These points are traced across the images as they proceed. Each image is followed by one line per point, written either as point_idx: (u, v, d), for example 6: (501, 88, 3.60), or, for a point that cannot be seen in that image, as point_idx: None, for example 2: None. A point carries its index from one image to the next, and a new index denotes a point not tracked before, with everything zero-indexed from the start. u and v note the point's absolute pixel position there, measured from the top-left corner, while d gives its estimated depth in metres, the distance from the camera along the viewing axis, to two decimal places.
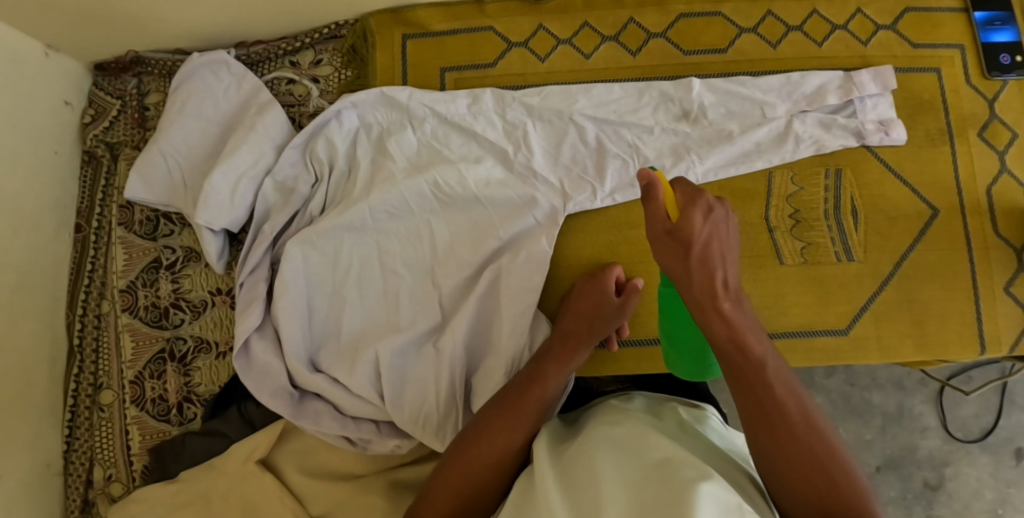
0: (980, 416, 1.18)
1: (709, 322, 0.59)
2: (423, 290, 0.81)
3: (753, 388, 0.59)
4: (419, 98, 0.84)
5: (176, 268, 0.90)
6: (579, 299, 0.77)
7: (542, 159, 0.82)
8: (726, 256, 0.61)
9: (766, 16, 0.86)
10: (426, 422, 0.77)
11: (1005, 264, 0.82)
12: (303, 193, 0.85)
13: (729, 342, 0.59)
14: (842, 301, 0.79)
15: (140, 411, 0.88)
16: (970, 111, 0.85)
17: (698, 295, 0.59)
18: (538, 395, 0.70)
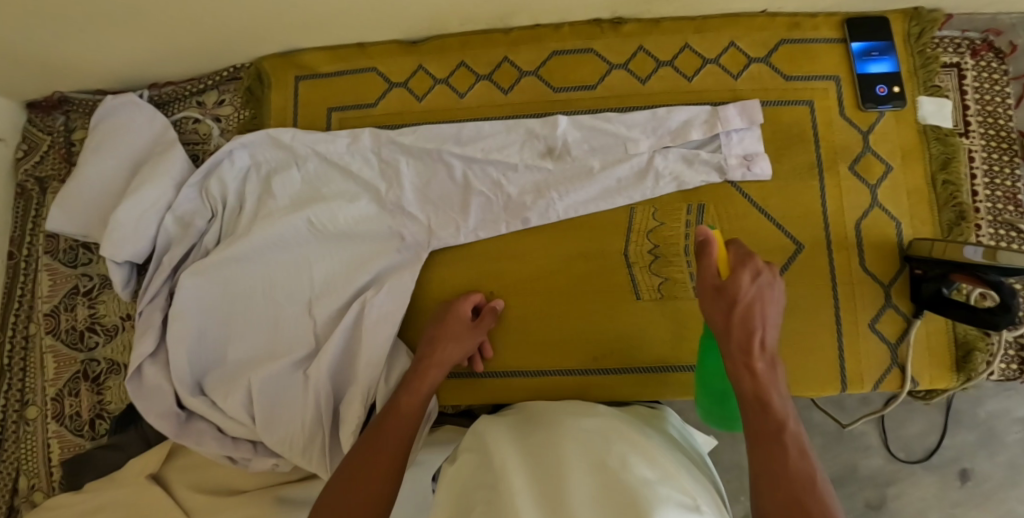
0: (924, 435, 1.01)
1: (738, 375, 0.63)
2: (301, 320, 0.87)
3: (763, 439, 0.59)
4: (301, 139, 0.89)
5: (93, 295, 0.98)
6: (438, 329, 0.80)
7: (414, 198, 0.86)
8: (767, 318, 0.64)
9: (638, 51, 0.88)
10: (293, 444, 0.83)
11: (870, 299, 0.82)
12: (199, 227, 0.92)
13: (752, 400, 0.61)
14: (696, 337, 0.81)
15: (60, 426, 0.96)
16: (842, 144, 0.85)
17: (734, 351, 0.63)
18: (405, 418, 0.71)
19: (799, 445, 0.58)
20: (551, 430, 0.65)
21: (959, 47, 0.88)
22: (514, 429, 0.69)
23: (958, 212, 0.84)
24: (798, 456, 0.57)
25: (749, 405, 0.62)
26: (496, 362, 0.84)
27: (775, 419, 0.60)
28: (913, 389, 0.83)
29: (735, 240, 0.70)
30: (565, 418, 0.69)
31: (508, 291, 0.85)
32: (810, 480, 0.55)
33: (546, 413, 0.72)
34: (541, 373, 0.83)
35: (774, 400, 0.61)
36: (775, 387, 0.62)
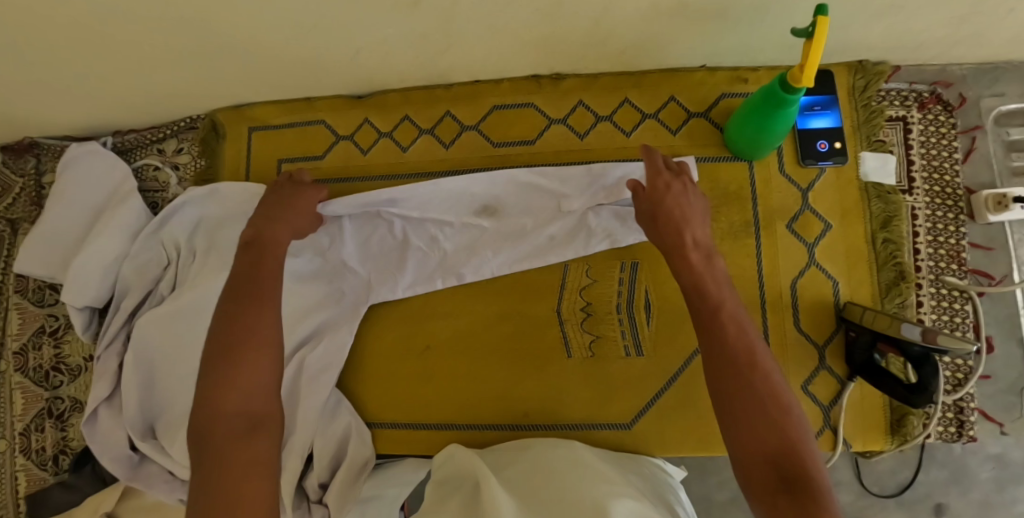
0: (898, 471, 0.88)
1: (677, 266, 0.68)
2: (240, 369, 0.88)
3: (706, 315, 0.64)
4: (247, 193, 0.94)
5: (59, 335, 1.02)
6: (279, 200, 0.80)
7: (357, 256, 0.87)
8: (690, 218, 0.70)
9: (577, 106, 0.88)
10: None
11: (803, 361, 0.82)
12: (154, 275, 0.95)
13: (690, 273, 0.67)
14: (625, 396, 0.82)
15: (27, 460, 1.00)
16: (780, 203, 0.85)
17: (669, 243, 0.70)
18: (273, 286, 0.75)
19: (741, 320, 0.64)
20: (530, 461, 0.73)
21: (906, 100, 0.87)
22: (497, 460, 0.77)
23: (898, 272, 0.83)
24: (751, 337, 0.63)
25: (677, 264, 0.68)
26: (430, 414, 0.86)
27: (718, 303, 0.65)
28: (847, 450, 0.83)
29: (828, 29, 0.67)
30: (542, 448, 0.76)
31: (440, 347, 0.86)
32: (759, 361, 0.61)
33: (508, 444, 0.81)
34: (472, 428, 0.84)
35: (721, 286, 0.66)
36: (707, 261, 0.68)
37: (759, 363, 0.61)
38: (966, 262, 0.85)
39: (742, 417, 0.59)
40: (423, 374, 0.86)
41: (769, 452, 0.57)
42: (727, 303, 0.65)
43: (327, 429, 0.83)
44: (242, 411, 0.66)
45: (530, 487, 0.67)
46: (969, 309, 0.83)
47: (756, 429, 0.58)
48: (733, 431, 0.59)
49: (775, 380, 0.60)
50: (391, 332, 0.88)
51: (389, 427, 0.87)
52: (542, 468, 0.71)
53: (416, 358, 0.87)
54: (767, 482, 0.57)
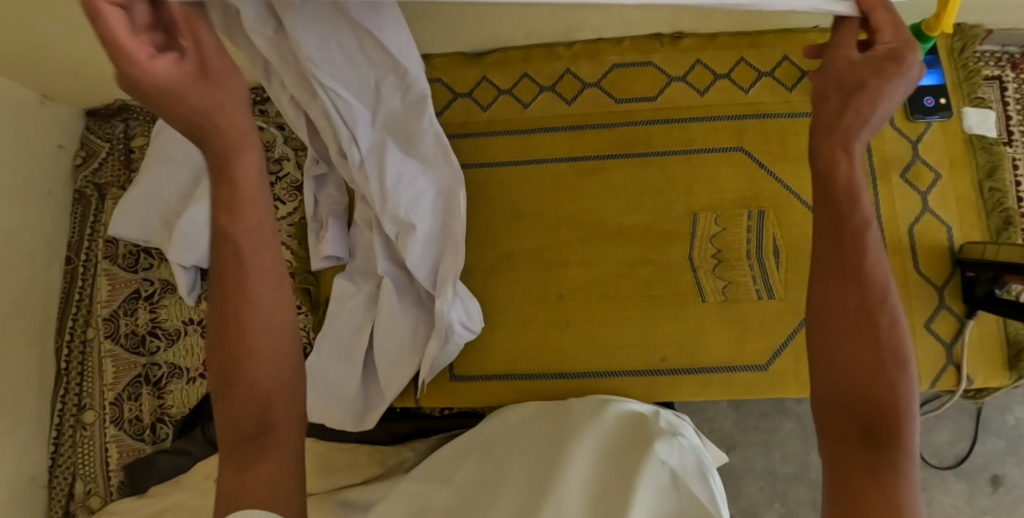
0: (955, 442, 1.06)
1: (817, 153, 0.47)
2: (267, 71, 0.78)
3: (840, 229, 0.47)
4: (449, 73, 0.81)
5: (154, 299, 0.99)
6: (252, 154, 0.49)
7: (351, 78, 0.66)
8: (878, 104, 0.44)
9: (695, 64, 0.91)
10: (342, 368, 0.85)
11: (925, 302, 0.86)
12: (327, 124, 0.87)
13: (838, 191, 0.46)
14: (761, 338, 0.84)
15: (119, 430, 0.96)
16: (894, 154, 0.89)
17: (822, 133, 0.46)
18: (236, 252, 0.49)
19: (875, 247, 0.47)
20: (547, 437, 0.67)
21: (999, 61, 0.93)
22: (518, 438, 0.71)
23: (1005, 217, 0.87)
24: (867, 250, 0.47)
25: (818, 186, 0.48)
26: (563, 362, 0.85)
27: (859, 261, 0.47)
28: (967, 387, 0.86)
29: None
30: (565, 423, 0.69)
31: (571, 295, 0.87)
32: (878, 293, 0.47)
33: (549, 417, 0.74)
34: (608, 374, 0.85)
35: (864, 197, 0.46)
36: (858, 200, 0.46)
37: (890, 317, 0.47)
38: None
39: (844, 359, 0.47)
40: (554, 323, 0.86)
41: (867, 395, 0.46)
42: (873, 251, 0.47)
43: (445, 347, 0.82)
44: (235, 416, 0.49)
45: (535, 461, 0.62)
46: None
47: (846, 350, 0.47)
48: (823, 365, 0.48)
49: (894, 305, 0.47)
50: (520, 285, 0.88)
51: (522, 378, 0.86)
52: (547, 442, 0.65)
53: (547, 306, 0.87)
54: (858, 431, 0.46)
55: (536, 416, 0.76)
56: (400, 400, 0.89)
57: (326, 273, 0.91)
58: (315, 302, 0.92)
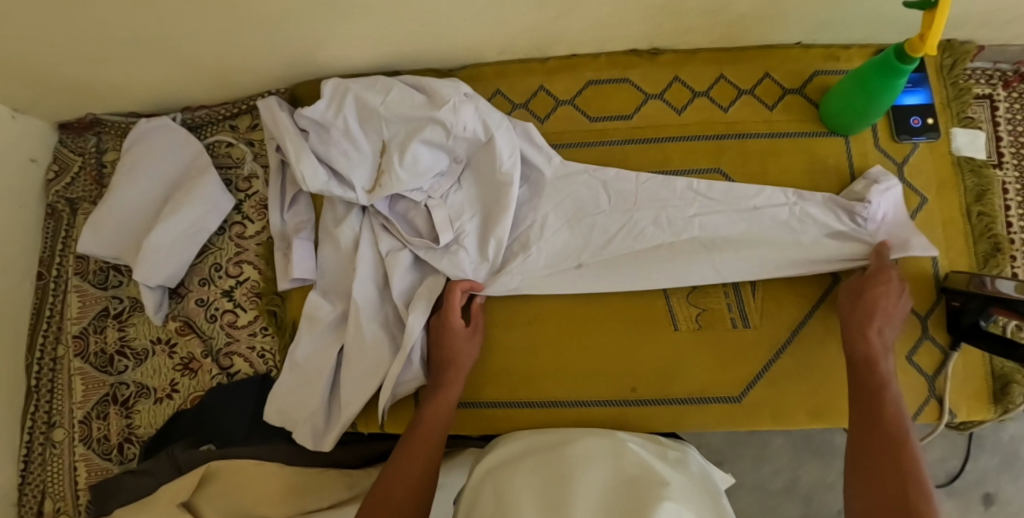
0: (947, 460, 1.09)
1: (852, 340, 0.75)
2: (272, 116, 0.87)
3: (864, 390, 0.72)
4: (462, 108, 0.82)
5: (123, 317, 0.98)
6: (437, 335, 0.80)
7: (460, 198, 0.85)
8: (890, 314, 0.75)
9: (674, 81, 0.89)
10: (300, 394, 0.86)
11: (909, 331, 0.83)
12: (314, 139, 0.86)
13: (859, 363, 0.74)
14: (735, 368, 0.82)
15: (87, 449, 0.95)
16: None
17: (851, 330, 0.76)
18: (459, 374, 0.79)
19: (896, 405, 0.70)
20: (550, 469, 0.67)
21: (991, 79, 0.89)
22: (514, 466, 0.70)
23: (993, 243, 0.84)
24: (886, 394, 0.71)
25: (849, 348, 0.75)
26: (530, 390, 0.83)
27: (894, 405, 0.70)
28: (950, 420, 0.83)
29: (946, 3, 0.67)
30: (566, 456, 0.70)
31: (540, 321, 0.84)
32: (890, 419, 0.69)
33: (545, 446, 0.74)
34: (577, 403, 0.82)
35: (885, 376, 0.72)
36: (886, 365, 0.73)
37: (909, 466, 0.65)
38: None
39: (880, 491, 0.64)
40: (522, 350, 0.84)
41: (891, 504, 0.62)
42: (894, 406, 0.70)
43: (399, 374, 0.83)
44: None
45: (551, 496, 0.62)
46: None
47: (882, 480, 0.65)
48: (858, 487, 0.66)
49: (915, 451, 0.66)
50: (490, 310, 0.85)
51: (488, 405, 0.84)
52: (561, 477, 0.66)
53: (515, 333, 0.84)
54: None
55: (526, 444, 0.76)
56: (365, 426, 0.87)
57: (293, 294, 0.91)
58: (281, 323, 0.91)
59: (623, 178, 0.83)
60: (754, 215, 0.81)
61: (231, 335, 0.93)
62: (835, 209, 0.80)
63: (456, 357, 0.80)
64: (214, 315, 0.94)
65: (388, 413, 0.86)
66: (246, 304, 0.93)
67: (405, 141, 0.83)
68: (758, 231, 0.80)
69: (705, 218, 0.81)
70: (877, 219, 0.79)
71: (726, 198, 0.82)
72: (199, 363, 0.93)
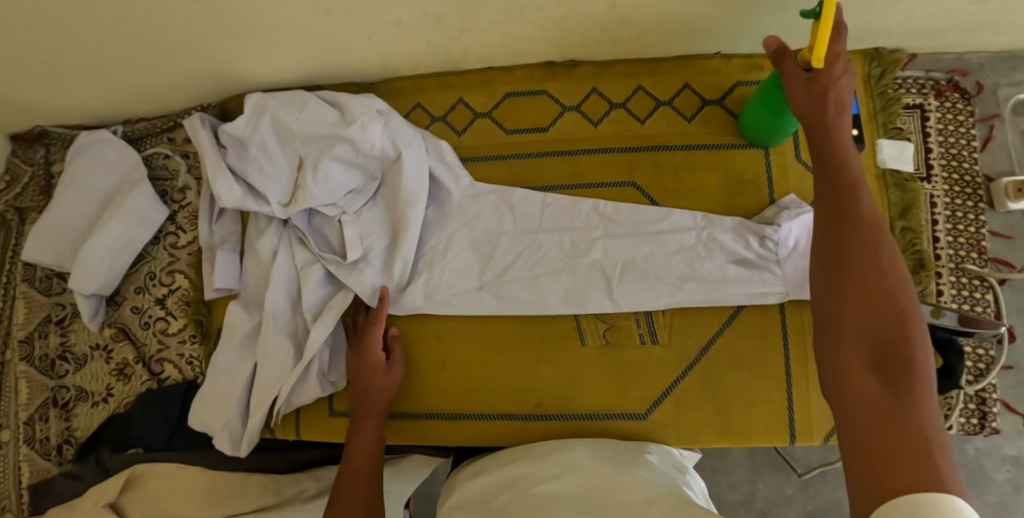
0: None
1: (797, 94, 0.65)
2: (195, 132, 0.88)
3: (825, 155, 0.64)
4: (370, 126, 0.82)
5: (65, 323, 1.01)
6: (355, 371, 0.81)
7: (372, 216, 0.86)
8: (848, 110, 0.65)
9: (591, 93, 0.87)
10: (218, 403, 0.88)
11: None
12: (234, 155, 0.87)
13: (821, 131, 0.64)
14: (641, 386, 0.81)
15: (30, 450, 0.99)
16: (797, 189, 0.84)
17: (807, 101, 0.65)
18: (378, 406, 0.80)
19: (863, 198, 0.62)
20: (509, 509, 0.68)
21: (922, 88, 0.86)
22: (475, 508, 0.71)
23: (918, 260, 0.81)
24: (856, 203, 0.61)
25: (808, 131, 0.66)
26: (438, 403, 0.84)
27: (843, 151, 0.64)
28: None
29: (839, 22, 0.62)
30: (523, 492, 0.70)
31: (447, 336, 0.84)
32: (855, 206, 0.61)
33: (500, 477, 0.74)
34: (484, 418, 0.83)
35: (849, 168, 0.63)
36: (844, 112, 0.64)
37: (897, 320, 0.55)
38: (987, 251, 0.83)
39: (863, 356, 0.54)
40: (432, 365, 0.84)
41: (879, 365, 0.52)
42: (871, 221, 0.60)
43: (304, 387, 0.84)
44: None
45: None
46: (990, 299, 0.82)
47: (865, 342, 0.54)
48: (831, 352, 0.56)
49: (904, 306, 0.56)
50: (404, 326, 0.85)
51: (397, 418, 0.85)
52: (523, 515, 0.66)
53: (426, 347, 0.84)
54: (873, 402, 0.50)
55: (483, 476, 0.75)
56: (282, 433, 0.88)
57: (218, 303, 0.93)
58: (207, 332, 0.93)
59: (531, 200, 0.84)
60: (660, 239, 0.82)
61: (161, 342, 0.95)
62: (745, 235, 0.81)
63: (368, 382, 0.81)
64: (147, 323, 0.97)
65: (303, 421, 0.88)
66: (176, 312, 0.96)
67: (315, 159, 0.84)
68: (661, 256, 0.82)
69: (611, 240, 0.82)
70: (790, 245, 0.80)
71: (638, 224, 0.83)
72: (131, 369, 0.96)
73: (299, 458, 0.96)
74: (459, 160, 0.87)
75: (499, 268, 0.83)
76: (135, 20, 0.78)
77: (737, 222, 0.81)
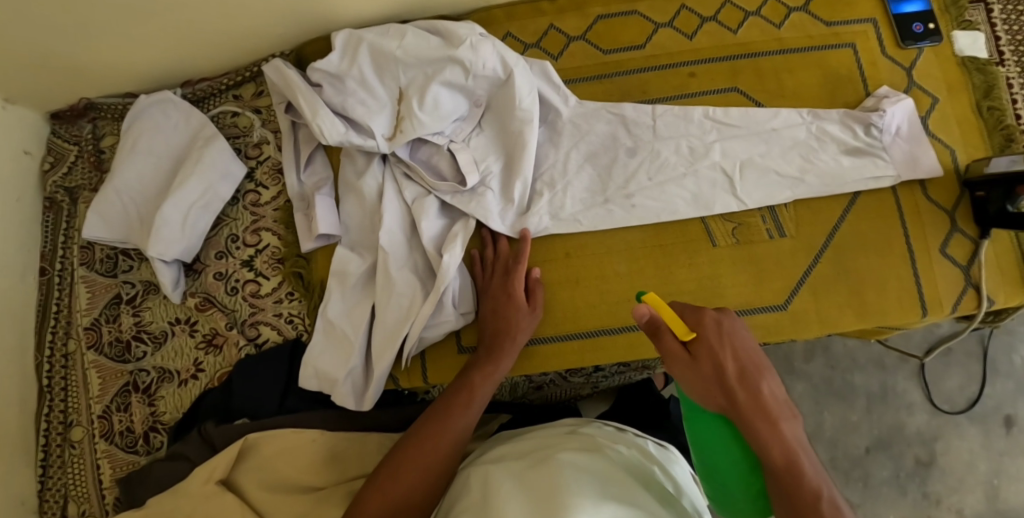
0: (965, 387, 1.24)
1: (690, 380, 0.60)
2: (283, 75, 0.85)
3: (749, 421, 0.57)
4: (479, 46, 0.81)
5: (136, 302, 0.93)
6: (496, 304, 0.79)
7: (483, 142, 0.85)
8: (761, 369, 0.60)
9: (681, 9, 0.89)
10: (333, 355, 0.83)
11: (938, 226, 0.84)
12: (329, 91, 0.84)
13: (754, 412, 0.57)
14: (778, 277, 0.82)
15: (109, 444, 0.90)
16: (889, 81, 0.88)
17: (707, 379, 0.59)
18: (517, 344, 0.78)
19: (769, 401, 0.58)
20: (547, 464, 0.68)
21: None
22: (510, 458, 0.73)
23: (1006, 135, 0.86)
24: (790, 446, 0.57)
25: (746, 421, 0.57)
26: (575, 323, 0.82)
27: (778, 447, 0.57)
28: (989, 309, 0.84)
29: (680, 300, 0.65)
30: (561, 453, 0.71)
31: (572, 256, 0.83)
32: (776, 437, 0.57)
33: (548, 447, 0.75)
34: (625, 329, 0.82)
35: (778, 425, 0.57)
36: (756, 366, 0.59)
37: None
38: None
39: None
40: (563, 285, 0.83)
41: None
42: (791, 436, 0.58)
43: (432, 323, 0.80)
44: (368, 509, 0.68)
45: (543, 489, 0.63)
46: None
47: None
48: None
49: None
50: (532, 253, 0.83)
51: (533, 343, 0.82)
52: (565, 466, 0.67)
53: (552, 268, 0.83)
54: None
55: (528, 446, 0.76)
56: (408, 381, 0.83)
57: (317, 253, 0.88)
58: (309, 286, 0.87)
59: (642, 111, 0.85)
60: (774, 136, 0.84)
61: (254, 306, 0.89)
62: (852, 124, 0.84)
63: (508, 308, 0.79)
64: (234, 288, 0.90)
65: (430, 363, 0.84)
66: (267, 272, 0.90)
67: (423, 86, 0.82)
68: (777, 151, 0.83)
69: (726, 142, 0.84)
70: (893, 130, 0.84)
71: (750, 125, 0.84)
72: (223, 337, 0.89)
73: (413, 412, 0.90)
74: (562, 81, 0.87)
75: (620, 180, 0.84)
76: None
77: (843, 113, 0.85)
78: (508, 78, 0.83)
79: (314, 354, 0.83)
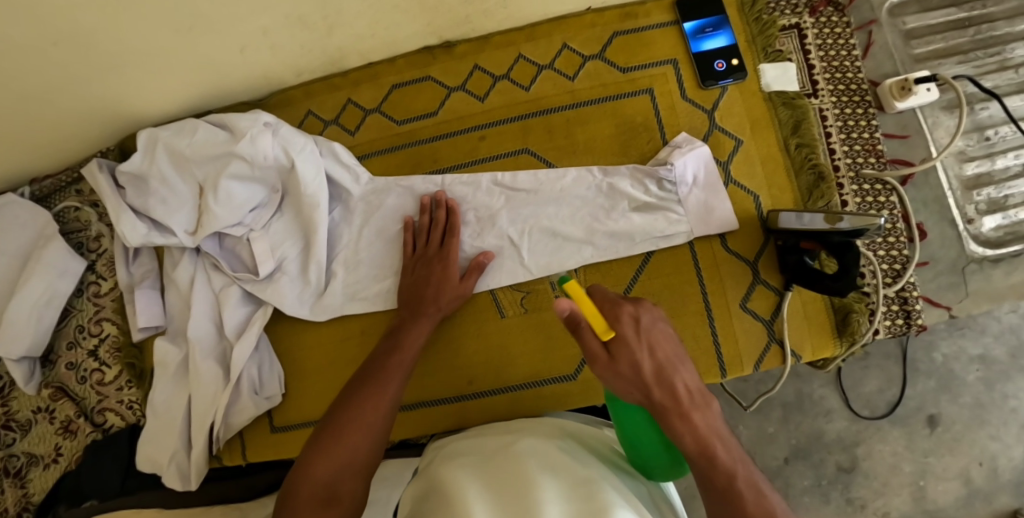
0: (885, 390, 0.98)
1: (612, 381, 0.54)
2: (94, 179, 0.88)
3: (670, 416, 0.53)
4: (262, 139, 0.83)
5: (6, 392, 0.98)
6: (426, 268, 0.80)
7: (282, 228, 0.87)
8: (678, 359, 0.55)
9: (473, 70, 0.88)
10: (156, 443, 0.87)
11: (738, 280, 0.80)
12: (133, 193, 0.87)
13: (672, 405, 0.53)
14: (568, 344, 0.81)
15: None
16: (688, 126, 0.84)
17: (629, 380, 0.53)
18: (439, 307, 0.79)
19: (688, 392, 0.54)
20: (506, 458, 0.60)
21: (796, 8, 0.87)
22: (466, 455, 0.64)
23: (816, 174, 0.82)
24: (708, 436, 0.53)
25: (665, 416, 0.53)
26: None
27: (694, 433, 0.53)
28: (799, 362, 0.81)
29: (597, 285, 0.57)
30: (517, 443, 0.64)
31: (365, 333, 0.87)
32: (688, 420, 0.53)
33: (497, 435, 0.68)
34: (420, 407, 0.82)
35: (696, 418, 0.53)
36: (673, 363, 0.54)
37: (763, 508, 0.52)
38: (884, 154, 0.85)
39: None
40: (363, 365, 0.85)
41: None
42: (713, 425, 0.54)
43: (234, 408, 0.85)
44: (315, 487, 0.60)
45: (511, 491, 0.54)
46: (895, 201, 0.83)
47: None
48: None
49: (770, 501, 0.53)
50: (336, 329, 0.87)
51: None
52: (522, 459, 0.59)
53: (352, 347, 0.87)
54: None
55: (483, 438, 0.69)
56: (229, 459, 0.89)
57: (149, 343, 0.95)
58: (142, 373, 0.95)
59: (430, 183, 0.85)
60: (561, 198, 0.83)
61: (100, 393, 0.96)
62: (642, 180, 0.81)
63: (428, 269, 0.80)
64: (83, 376, 0.97)
65: (249, 444, 0.89)
66: (109, 361, 0.96)
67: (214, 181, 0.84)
68: (565, 214, 0.82)
69: (515, 209, 0.83)
70: (688, 181, 0.81)
71: (536, 190, 0.83)
72: (76, 424, 0.95)
73: (251, 479, 0.91)
74: (356, 158, 0.88)
75: None
76: (30, 91, 0.80)
77: (632, 168, 0.82)
78: (292, 167, 0.84)
79: (145, 444, 0.88)
